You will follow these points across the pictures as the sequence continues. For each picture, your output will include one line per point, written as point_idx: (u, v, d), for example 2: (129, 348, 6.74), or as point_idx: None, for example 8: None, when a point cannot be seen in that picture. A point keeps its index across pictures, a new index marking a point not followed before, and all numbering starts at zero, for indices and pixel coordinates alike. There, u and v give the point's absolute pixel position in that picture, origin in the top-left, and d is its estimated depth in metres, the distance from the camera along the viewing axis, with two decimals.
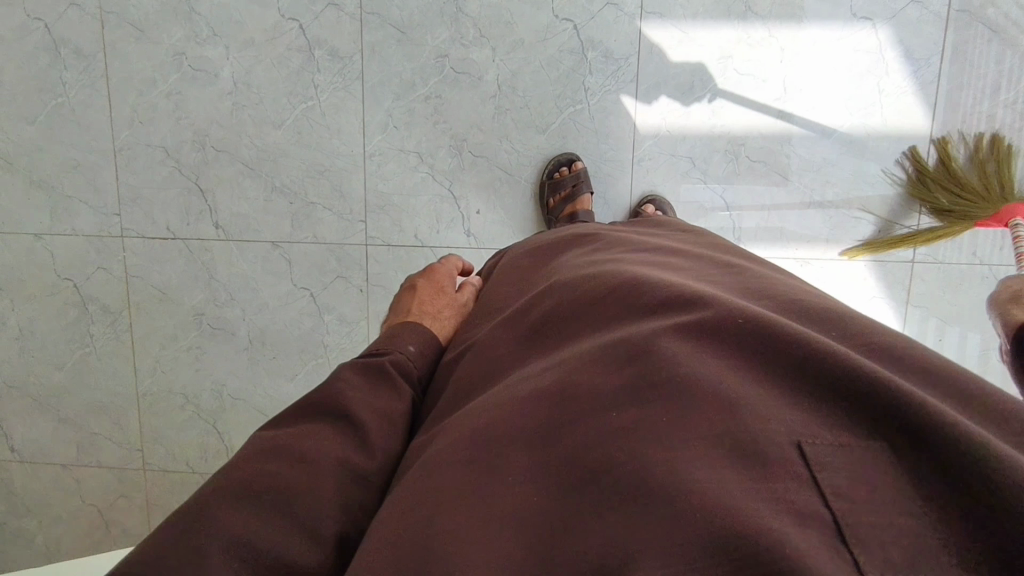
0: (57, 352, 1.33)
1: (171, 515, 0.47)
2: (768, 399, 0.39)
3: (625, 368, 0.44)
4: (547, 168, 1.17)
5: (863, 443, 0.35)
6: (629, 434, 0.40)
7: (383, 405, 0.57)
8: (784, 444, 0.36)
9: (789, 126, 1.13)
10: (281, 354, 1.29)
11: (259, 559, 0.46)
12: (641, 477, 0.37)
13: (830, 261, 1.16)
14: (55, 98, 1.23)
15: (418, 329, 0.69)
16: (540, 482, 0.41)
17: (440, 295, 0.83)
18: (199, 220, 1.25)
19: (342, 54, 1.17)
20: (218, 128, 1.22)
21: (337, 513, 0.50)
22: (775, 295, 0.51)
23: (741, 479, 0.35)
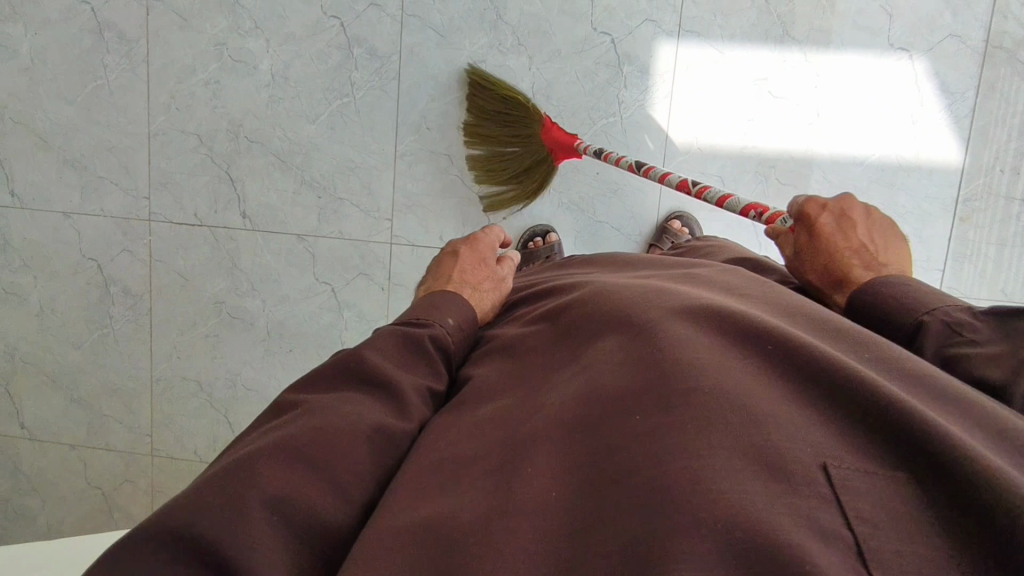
0: (76, 331, 1.33)
1: (213, 472, 0.47)
2: (793, 418, 0.41)
3: (654, 377, 0.47)
4: (522, 237, 1.20)
5: (888, 471, 0.38)
6: (651, 438, 0.42)
7: (417, 380, 0.60)
8: (811, 465, 0.38)
9: (818, 151, 1.13)
10: (298, 348, 1.29)
11: (299, 519, 0.46)
12: (661, 480, 0.39)
13: None
14: (95, 80, 1.25)
15: (455, 301, 0.71)
16: (569, 485, 0.43)
17: (480, 266, 0.84)
18: (227, 209, 1.26)
19: (381, 53, 1.19)
20: (252, 119, 1.23)
21: (369, 480, 0.52)
22: (802, 318, 0.54)
23: (763, 489, 0.37)
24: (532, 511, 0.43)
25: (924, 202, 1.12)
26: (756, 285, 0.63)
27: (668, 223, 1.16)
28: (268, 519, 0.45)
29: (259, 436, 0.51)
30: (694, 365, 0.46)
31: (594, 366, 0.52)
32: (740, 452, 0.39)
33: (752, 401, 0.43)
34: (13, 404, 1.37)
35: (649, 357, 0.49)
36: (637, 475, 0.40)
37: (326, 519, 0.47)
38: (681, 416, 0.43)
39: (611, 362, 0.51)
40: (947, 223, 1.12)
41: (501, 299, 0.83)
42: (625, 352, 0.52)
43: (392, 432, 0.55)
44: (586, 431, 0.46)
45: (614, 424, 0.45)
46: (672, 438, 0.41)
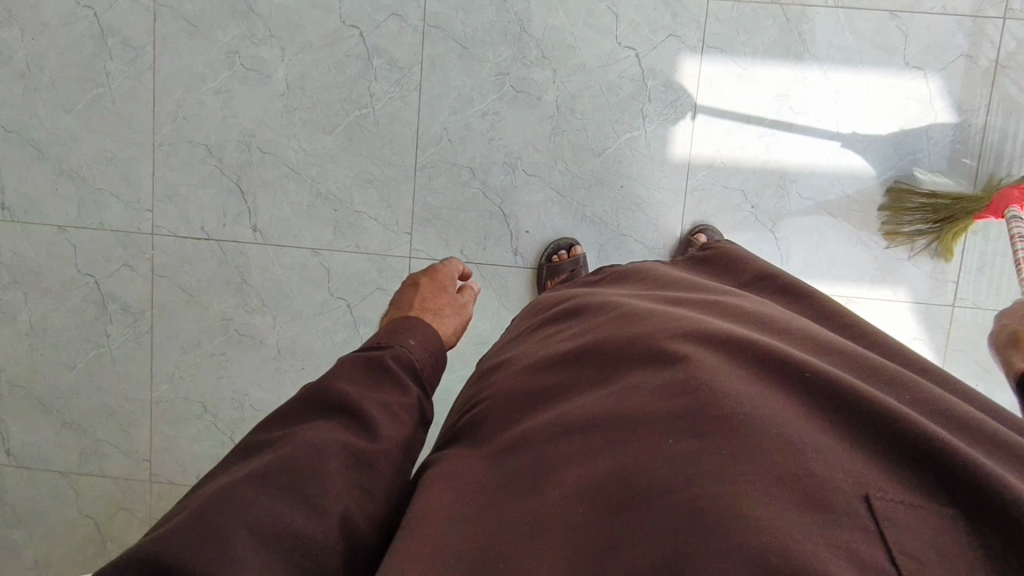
0: (68, 351, 1.26)
1: (190, 507, 0.49)
2: (832, 447, 0.40)
3: (685, 400, 0.45)
4: (545, 251, 1.19)
5: (930, 503, 0.36)
6: (680, 461, 0.41)
7: (384, 398, 0.61)
8: (850, 495, 0.37)
9: (839, 166, 1.15)
10: (311, 366, 1.25)
11: (278, 537, 0.48)
12: (690, 505, 0.38)
13: (874, 300, 1.18)
14: (96, 88, 1.19)
15: (416, 324, 0.72)
16: (593, 509, 0.42)
17: (441, 294, 0.89)
18: (237, 222, 1.22)
19: (402, 64, 1.17)
20: (265, 130, 1.20)
21: (346, 492, 0.53)
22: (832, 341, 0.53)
23: (798, 520, 0.36)
24: (555, 538, 0.41)
25: None
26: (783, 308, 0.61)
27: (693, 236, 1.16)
28: (248, 543, 0.47)
29: (233, 470, 0.53)
30: (727, 391, 0.44)
31: (620, 391, 0.50)
32: (775, 482, 0.38)
33: (787, 428, 0.41)
34: None
35: (678, 381, 0.47)
36: (663, 500, 0.39)
37: (302, 535, 0.49)
38: (711, 440, 0.41)
39: (638, 386, 0.49)
40: (962, 236, 1.15)
41: (462, 322, 0.87)
42: (650, 373, 0.50)
43: (358, 449, 0.55)
44: (612, 453, 0.44)
45: (640, 447, 0.44)
46: (702, 464, 0.40)
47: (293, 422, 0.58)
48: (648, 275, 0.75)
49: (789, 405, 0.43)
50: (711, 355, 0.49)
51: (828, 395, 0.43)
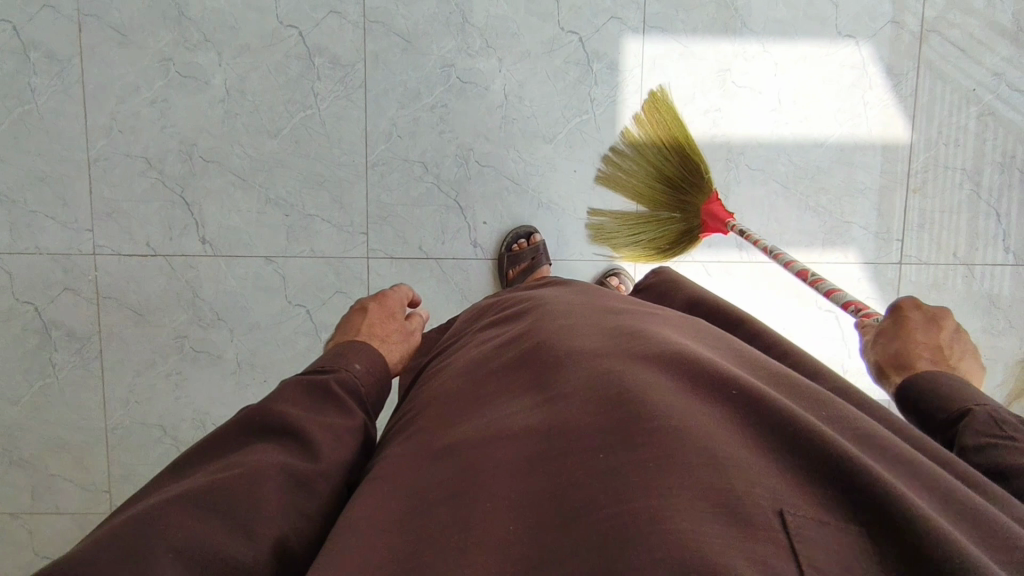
0: (11, 385, 1.19)
1: (115, 526, 0.47)
2: (758, 465, 0.41)
3: (626, 419, 0.46)
4: (505, 241, 1.18)
5: (844, 524, 0.37)
6: (610, 477, 0.41)
7: (328, 421, 0.60)
8: (767, 510, 0.37)
9: (782, 135, 1.18)
10: (273, 377, 1.21)
11: (202, 558, 0.46)
12: (615, 518, 0.38)
13: (827, 264, 1.21)
14: (21, 104, 1.13)
15: (362, 348, 0.72)
16: (525, 523, 0.42)
17: (390, 320, 0.88)
18: (183, 235, 1.17)
19: (345, 62, 1.15)
20: (207, 138, 1.16)
21: (278, 515, 0.51)
22: (766, 367, 0.54)
23: (716, 528, 0.36)
24: (482, 546, 0.41)
25: (882, 176, 1.19)
26: (725, 338, 0.62)
27: (606, 280, 1.19)
28: (169, 565, 0.45)
29: (163, 493, 0.51)
30: (668, 410, 0.45)
31: (563, 405, 0.50)
32: (698, 495, 0.38)
33: (715, 445, 0.42)
34: None
35: (620, 400, 0.48)
36: (592, 514, 0.39)
37: (229, 557, 0.47)
38: (643, 457, 0.42)
39: (578, 405, 0.50)
40: (903, 195, 1.20)
41: (409, 350, 0.88)
42: (587, 394, 0.50)
43: (298, 470, 0.54)
44: (550, 468, 0.45)
45: (577, 463, 0.44)
46: (629, 478, 0.40)
47: (233, 446, 0.57)
48: (595, 299, 0.76)
49: (724, 427, 0.44)
50: (654, 377, 0.50)
51: (761, 418, 0.44)
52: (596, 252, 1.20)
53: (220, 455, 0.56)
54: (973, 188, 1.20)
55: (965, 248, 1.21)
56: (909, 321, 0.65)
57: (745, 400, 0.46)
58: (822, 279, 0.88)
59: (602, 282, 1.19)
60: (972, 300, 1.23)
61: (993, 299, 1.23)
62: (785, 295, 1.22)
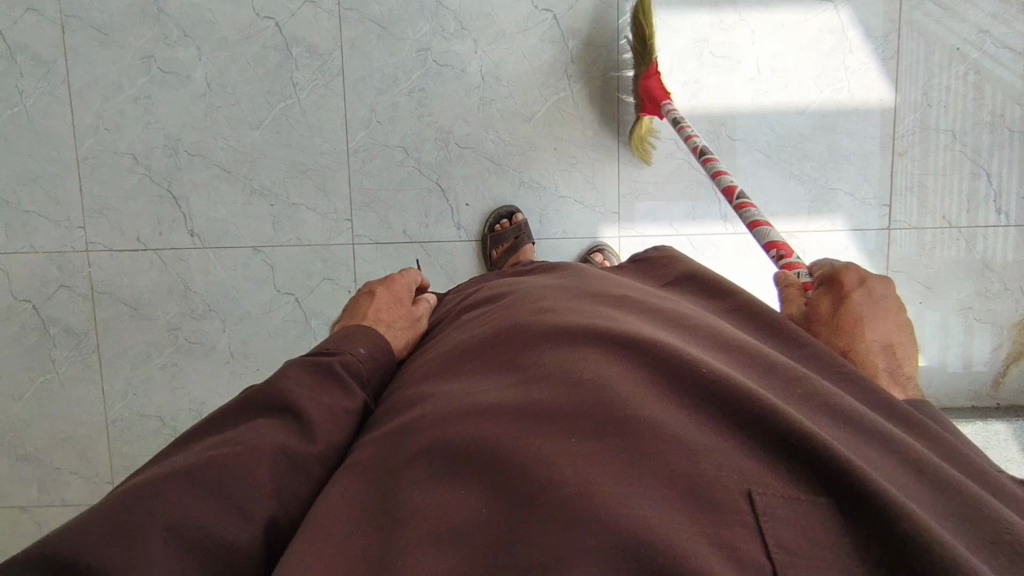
0: (13, 382, 1.22)
1: (109, 497, 0.46)
2: (725, 447, 0.42)
3: (593, 399, 0.46)
4: (488, 221, 1.19)
5: (811, 500, 0.38)
6: (583, 459, 0.42)
7: (330, 400, 0.58)
8: (736, 493, 0.39)
9: (763, 104, 1.17)
10: (266, 366, 1.23)
11: (195, 538, 0.45)
12: (587, 501, 0.39)
13: (813, 231, 1.20)
14: (10, 107, 1.16)
15: (370, 332, 0.68)
16: (494, 498, 0.42)
17: (397, 305, 0.83)
18: (173, 229, 1.20)
19: (322, 50, 1.16)
20: (191, 132, 1.18)
21: (272, 496, 0.50)
22: (731, 341, 0.54)
23: (688, 520, 0.38)
24: (451, 524, 0.41)
25: (864, 142, 1.18)
26: (687, 309, 0.63)
27: (591, 256, 1.19)
28: (164, 543, 0.44)
29: (159, 467, 0.50)
30: (634, 395, 0.46)
31: (529, 382, 0.50)
32: (670, 486, 0.40)
33: (685, 432, 0.43)
34: None
35: (587, 381, 0.47)
36: (561, 491, 0.40)
37: (224, 538, 0.46)
38: (616, 444, 0.42)
39: (548, 380, 0.49)
40: (888, 159, 1.19)
41: (416, 338, 0.83)
42: (558, 370, 0.50)
43: (296, 452, 0.52)
44: (514, 440, 0.44)
45: (544, 439, 0.44)
46: (603, 464, 0.41)
47: (235, 422, 0.55)
48: (563, 273, 0.76)
49: (688, 409, 0.45)
50: (619, 359, 0.50)
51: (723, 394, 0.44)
52: (580, 229, 1.20)
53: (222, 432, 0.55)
54: (962, 148, 1.18)
55: (956, 211, 1.20)
56: (853, 301, 0.59)
57: (707, 374, 0.46)
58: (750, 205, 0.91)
59: (586, 258, 1.19)
60: (965, 263, 1.21)
61: (987, 261, 1.21)
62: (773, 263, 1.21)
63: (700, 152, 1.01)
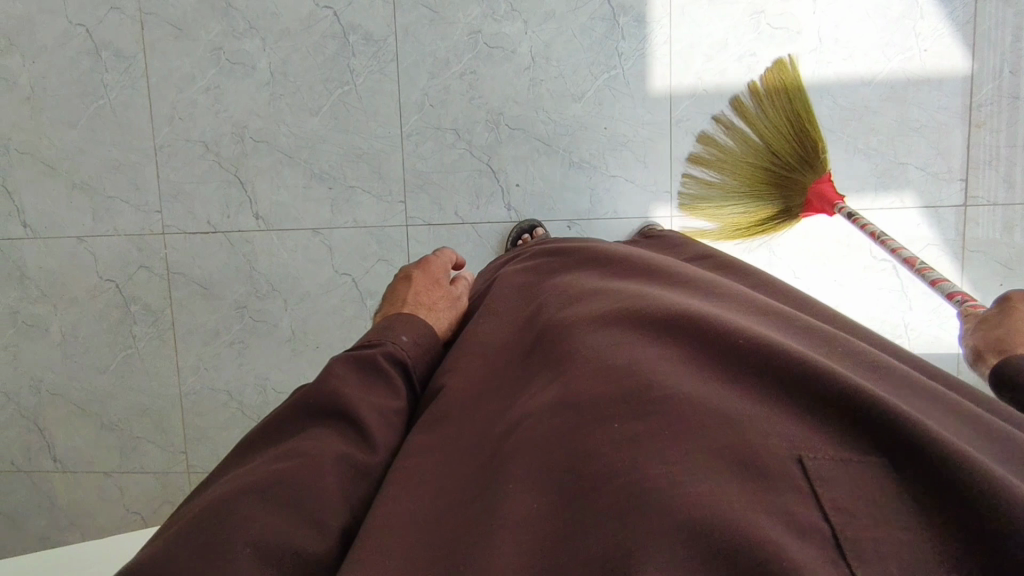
0: (99, 356, 1.32)
1: (192, 518, 0.48)
2: (765, 415, 0.40)
3: (631, 380, 0.45)
4: (509, 236, 1.19)
5: (862, 457, 0.37)
6: (623, 441, 0.41)
7: (376, 399, 0.59)
8: (785, 459, 0.37)
9: (825, 76, 1.12)
10: (325, 344, 1.28)
11: (279, 548, 0.47)
12: (634, 481, 0.37)
13: (880, 210, 1.14)
14: (96, 100, 1.25)
15: (409, 318, 0.69)
16: (550, 495, 0.41)
17: (435, 286, 0.84)
18: (239, 212, 1.26)
19: (377, 37, 1.19)
20: (256, 120, 1.23)
21: (342, 503, 0.52)
22: (769, 315, 0.53)
23: (741, 489, 0.36)
24: (511, 526, 0.40)
25: (937, 114, 1.11)
26: (724, 283, 0.62)
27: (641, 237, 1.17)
28: (249, 559, 0.45)
29: (229, 482, 0.52)
30: (672, 373, 0.45)
31: (567, 367, 0.50)
32: (714, 455, 0.38)
33: (723, 405, 0.41)
34: (43, 438, 1.35)
35: (622, 363, 0.47)
36: (609, 479, 0.38)
37: (304, 548, 0.48)
38: (653, 420, 0.41)
39: (582, 366, 0.49)
40: (966, 131, 1.11)
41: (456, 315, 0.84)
42: (591, 354, 0.49)
43: (358, 460, 0.54)
44: (560, 434, 0.44)
45: (589, 425, 0.43)
46: (644, 441, 0.40)
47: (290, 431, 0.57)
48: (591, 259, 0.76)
49: (725, 381, 0.44)
50: (653, 339, 0.49)
51: (757, 360, 0.43)
52: (631, 209, 1.19)
53: (278, 443, 0.56)
54: None
55: None
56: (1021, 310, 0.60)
57: (739, 344, 0.45)
58: (930, 266, 0.86)
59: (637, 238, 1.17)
60: None
61: None
62: (834, 247, 1.16)
63: (877, 237, 0.95)
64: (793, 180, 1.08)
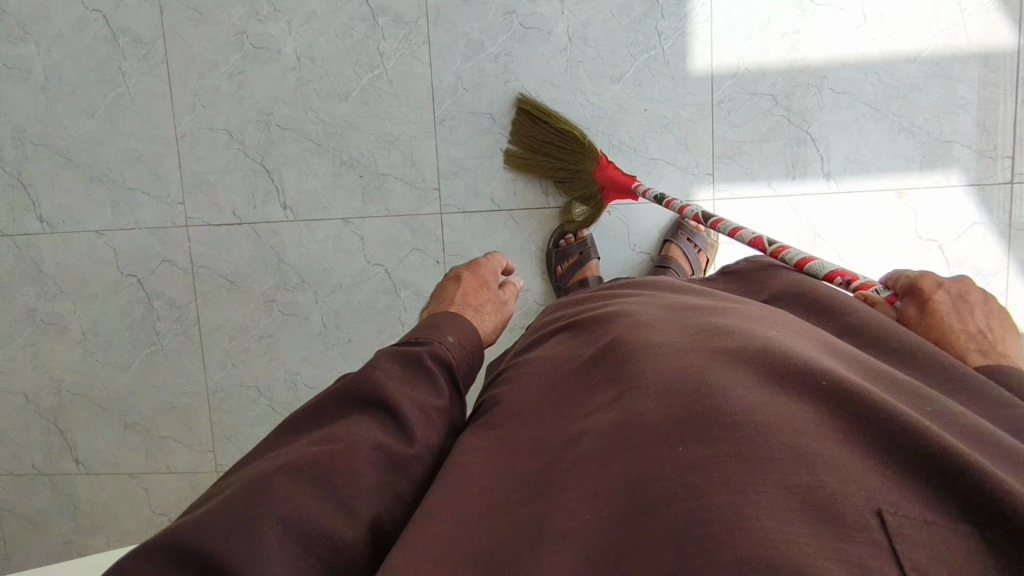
0: (122, 354, 1.28)
1: (232, 488, 0.50)
2: (846, 462, 0.39)
3: (703, 409, 0.44)
4: (552, 236, 1.18)
5: (954, 524, 0.35)
6: (690, 469, 0.40)
7: (419, 397, 0.59)
8: (864, 510, 0.36)
9: (869, 54, 1.10)
10: (358, 337, 1.25)
11: (309, 533, 0.49)
12: (700, 510, 0.37)
13: (926, 188, 1.13)
14: (114, 89, 1.21)
15: (456, 320, 0.70)
16: (608, 511, 0.41)
17: (484, 288, 0.84)
18: (266, 203, 1.22)
19: (408, 19, 1.15)
20: (283, 106, 1.19)
21: (375, 496, 0.53)
22: (839, 355, 0.51)
23: (814, 529, 0.35)
24: (562, 542, 0.40)
25: (981, 90, 1.09)
26: (794, 321, 0.60)
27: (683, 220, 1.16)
28: (280, 541, 0.48)
29: (269, 457, 0.54)
30: (746, 403, 0.43)
31: (633, 393, 0.49)
32: (790, 492, 0.37)
33: (802, 443, 0.40)
34: (65, 440, 1.31)
35: (693, 392, 0.46)
36: (673, 505, 0.38)
37: (333, 533, 0.49)
38: (725, 449, 0.40)
39: (651, 395, 0.48)
40: (1011, 106, 1.09)
41: (502, 321, 0.83)
42: (660, 383, 0.48)
43: (394, 453, 0.55)
44: (625, 461, 0.43)
45: (652, 453, 0.42)
46: (713, 470, 0.39)
47: (333, 415, 0.58)
48: (657, 287, 0.74)
49: (806, 418, 0.42)
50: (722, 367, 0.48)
51: (842, 411, 0.42)
52: (672, 192, 1.16)
53: (320, 427, 0.57)
54: None
55: None
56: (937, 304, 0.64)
57: (819, 389, 0.44)
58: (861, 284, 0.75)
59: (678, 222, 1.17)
60: None
61: None
62: (881, 227, 1.14)
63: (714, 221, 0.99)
64: (580, 172, 1.14)
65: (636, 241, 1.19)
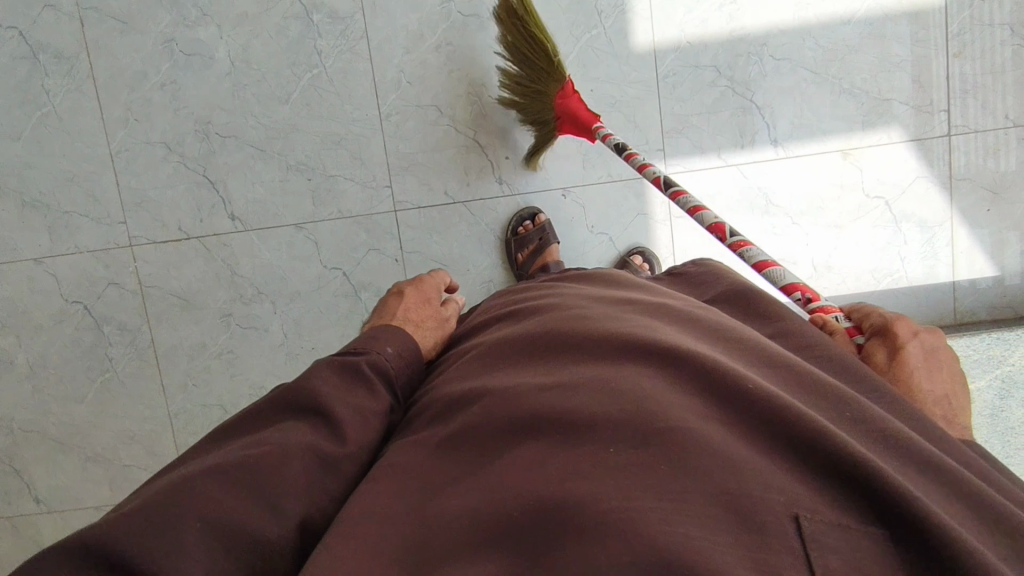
0: (74, 384, 1.22)
1: (155, 489, 0.47)
2: (771, 467, 0.39)
3: (635, 412, 0.42)
4: (510, 224, 1.17)
5: (865, 529, 0.36)
6: (618, 476, 0.39)
7: (356, 402, 0.57)
8: (783, 515, 0.36)
9: (806, 18, 1.12)
10: (322, 344, 1.22)
11: (231, 533, 0.46)
12: (624, 518, 0.36)
13: (870, 147, 1.15)
14: (40, 109, 1.15)
15: (397, 331, 0.66)
16: (528, 506, 0.39)
17: (427, 305, 0.81)
18: (213, 215, 1.18)
19: (342, 14, 1.12)
20: (221, 114, 1.15)
21: (303, 493, 0.50)
22: (768, 347, 0.51)
23: (734, 541, 0.35)
24: (482, 540, 0.39)
25: (915, 46, 1.12)
26: (727, 316, 0.60)
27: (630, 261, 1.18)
28: (199, 535, 0.45)
29: (194, 462, 0.51)
30: (678, 409, 0.42)
31: (564, 389, 0.47)
32: (710, 498, 0.37)
33: (730, 449, 0.39)
34: (22, 479, 1.25)
35: (625, 393, 0.44)
36: (596, 506, 0.37)
37: (256, 533, 0.46)
38: (655, 455, 0.39)
39: (582, 391, 0.46)
40: (943, 60, 1.12)
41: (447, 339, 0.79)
42: (591, 382, 0.47)
43: (325, 455, 0.52)
44: (552, 458, 0.42)
45: (581, 454, 0.41)
46: (641, 479, 0.38)
47: (266, 421, 0.55)
48: (597, 274, 0.72)
49: (736, 422, 0.42)
50: (654, 368, 0.47)
51: (769, 408, 0.41)
52: (625, 170, 1.17)
53: (252, 433, 0.54)
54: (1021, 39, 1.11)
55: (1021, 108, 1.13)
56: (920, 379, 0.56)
57: (749, 387, 0.43)
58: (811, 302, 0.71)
59: (626, 259, 1.18)
60: None
61: None
62: (828, 187, 1.16)
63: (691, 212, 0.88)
64: None
65: (593, 222, 1.19)
